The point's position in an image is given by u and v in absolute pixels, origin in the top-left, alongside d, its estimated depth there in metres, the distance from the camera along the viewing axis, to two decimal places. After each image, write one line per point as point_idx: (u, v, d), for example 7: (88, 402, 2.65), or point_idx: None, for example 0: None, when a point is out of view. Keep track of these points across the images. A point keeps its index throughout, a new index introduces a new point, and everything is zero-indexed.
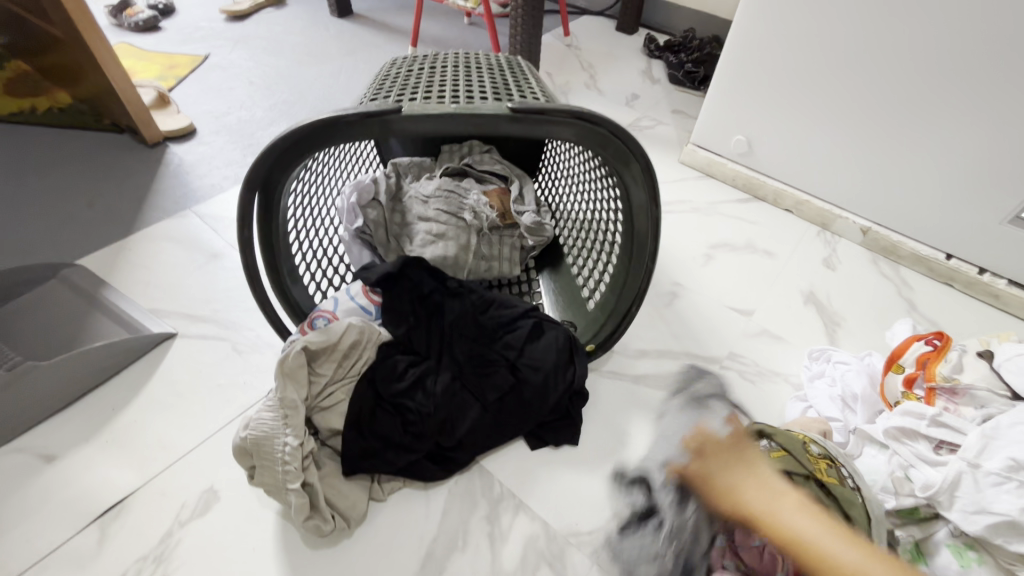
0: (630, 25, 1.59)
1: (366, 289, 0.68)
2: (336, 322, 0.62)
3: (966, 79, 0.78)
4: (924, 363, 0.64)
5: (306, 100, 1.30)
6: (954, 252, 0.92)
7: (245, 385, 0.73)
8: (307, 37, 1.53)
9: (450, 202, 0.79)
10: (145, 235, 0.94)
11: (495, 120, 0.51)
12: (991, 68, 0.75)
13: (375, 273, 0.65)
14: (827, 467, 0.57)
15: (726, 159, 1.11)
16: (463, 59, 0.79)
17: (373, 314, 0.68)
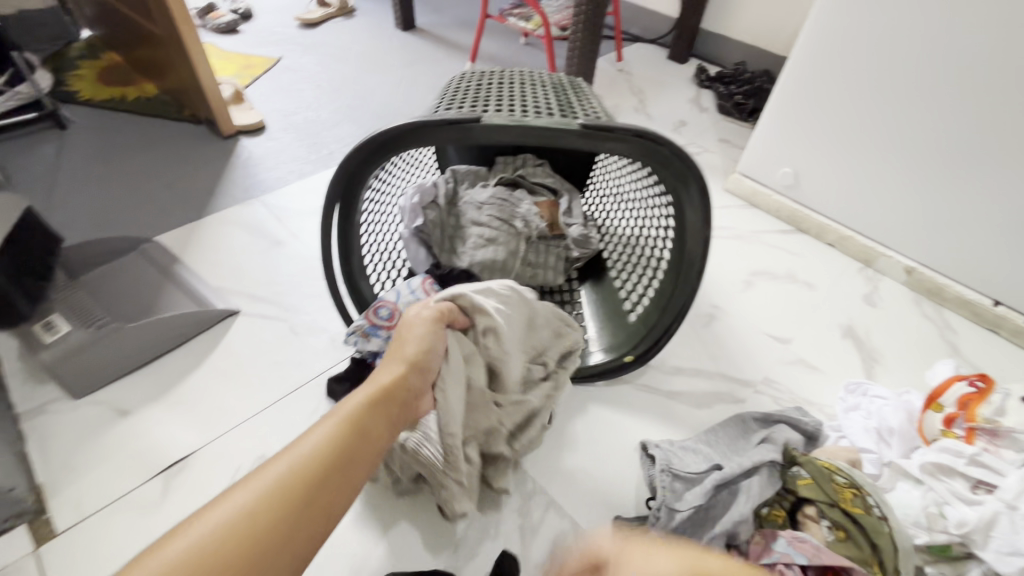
0: (682, 55, 1.63)
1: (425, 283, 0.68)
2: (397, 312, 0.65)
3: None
4: (965, 403, 0.64)
5: (368, 105, 1.37)
6: (1003, 299, 0.92)
7: (300, 364, 0.78)
8: (373, 47, 1.62)
9: (503, 209, 0.83)
10: (216, 219, 1.01)
11: (566, 135, 0.55)
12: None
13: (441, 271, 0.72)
14: (853, 497, 0.58)
15: (771, 190, 1.12)
16: (528, 77, 0.84)
17: None
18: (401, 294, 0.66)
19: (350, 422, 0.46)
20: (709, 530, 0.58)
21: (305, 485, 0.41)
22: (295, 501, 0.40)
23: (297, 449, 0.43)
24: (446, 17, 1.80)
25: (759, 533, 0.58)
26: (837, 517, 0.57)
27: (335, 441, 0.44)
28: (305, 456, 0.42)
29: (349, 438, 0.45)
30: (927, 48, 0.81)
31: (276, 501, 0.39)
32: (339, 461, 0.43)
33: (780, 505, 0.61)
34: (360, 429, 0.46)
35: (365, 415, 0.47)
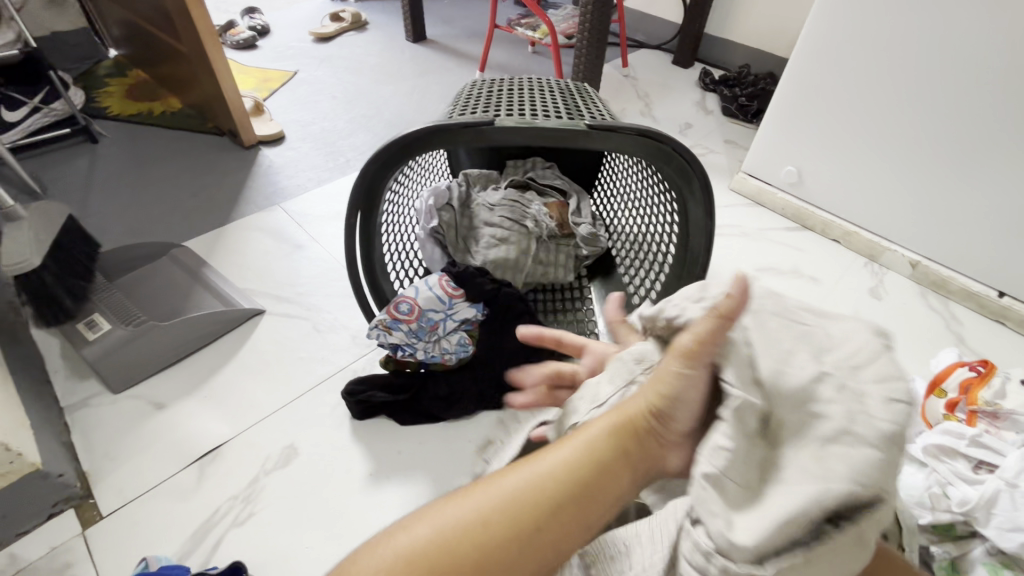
0: (686, 59, 1.66)
1: (443, 281, 0.72)
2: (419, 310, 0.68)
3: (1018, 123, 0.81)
4: (966, 388, 0.66)
5: (382, 114, 1.42)
6: (1007, 290, 0.93)
7: (323, 359, 0.82)
8: (385, 58, 1.68)
9: (514, 210, 0.88)
10: (240, 225, 1.06)
11: (574, 136, 0.59)
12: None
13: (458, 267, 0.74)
14: None
15: (775, 188, 1.15)
16: (536, 83, 0.87)
17: (447, 304, 0.72)
18: (420, 289, 0.71)
19: (588, 458, 0.31)
20: None
21: (515, 531, 0.29)
22: (499, 546, 0.29)
23: (507, 477, 0.31)
24: (455, 28, 1.85)
25: None
26: None
27: (568, 478, 0.31)
28: (519, 483, 0.31)
29: (588, 483, 0.31)
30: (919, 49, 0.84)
31: (482, 549, 0.28)
32: (554, 518, 0.30)
33: None
34: (597, 482, 0.31)
35: (608, 455, 0.32)
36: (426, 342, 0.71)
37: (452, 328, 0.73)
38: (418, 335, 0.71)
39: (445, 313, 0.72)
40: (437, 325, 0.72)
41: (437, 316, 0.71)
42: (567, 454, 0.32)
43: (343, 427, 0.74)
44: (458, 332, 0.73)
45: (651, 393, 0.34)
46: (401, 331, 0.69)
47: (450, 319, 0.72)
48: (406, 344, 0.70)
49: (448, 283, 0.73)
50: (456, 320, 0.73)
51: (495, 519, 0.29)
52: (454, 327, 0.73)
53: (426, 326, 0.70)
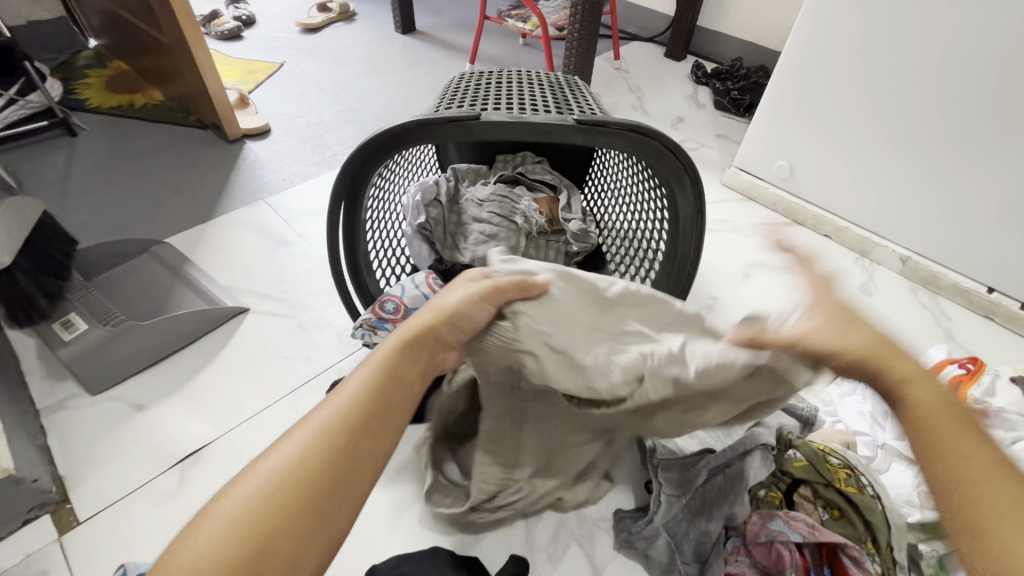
0: (678, 52, 1.65)
1: (429, 278, 0.69)
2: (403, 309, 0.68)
3: (1006, 119, 0.81)
4: (956, 386, 0.65)
5: (370, 107, 1.40)
6: (996, 286, 0.93)
7: (309, 358, 0.80)
8: (374, 50, 1.65)
9: (503, 206, 0.86)
10: (224, 221, 1.04)
11: (563, 131, 0.57)
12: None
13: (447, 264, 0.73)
14: (847, 476, 0.60)
15: (767, 183, 1.14)
16: (526, 76, 0.86)
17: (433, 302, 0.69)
18: (405, 289, 0.69)
19: (378, 370, 0.41)
20: (708, 513, 0.59)
21: (326, 456, 0.36)
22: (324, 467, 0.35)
23: (313, 419, 0.37)
24: (445, 19, 1.82)
25: (756, 513, 0.60)
26: (831, 496, 0.60)
27: (370, 394, 0.39)
28: (322, 424, 0.37)
29: (386, 382, 0.40)
30: (908, 44, 0.84)
31: (306, 480, 0.35)
32: (371, 419, 0.38)
33: (776, 487, 0.62)
34: (391, 382, 0.40)
35: (399, 357, 0.42)
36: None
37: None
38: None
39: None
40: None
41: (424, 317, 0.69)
42: (364, 382, 0.40)
43: None
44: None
45: (433, 313, 0.45)
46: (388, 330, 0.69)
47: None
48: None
49: (435, 282, 0.70)
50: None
51: (319, 446, 0.36)
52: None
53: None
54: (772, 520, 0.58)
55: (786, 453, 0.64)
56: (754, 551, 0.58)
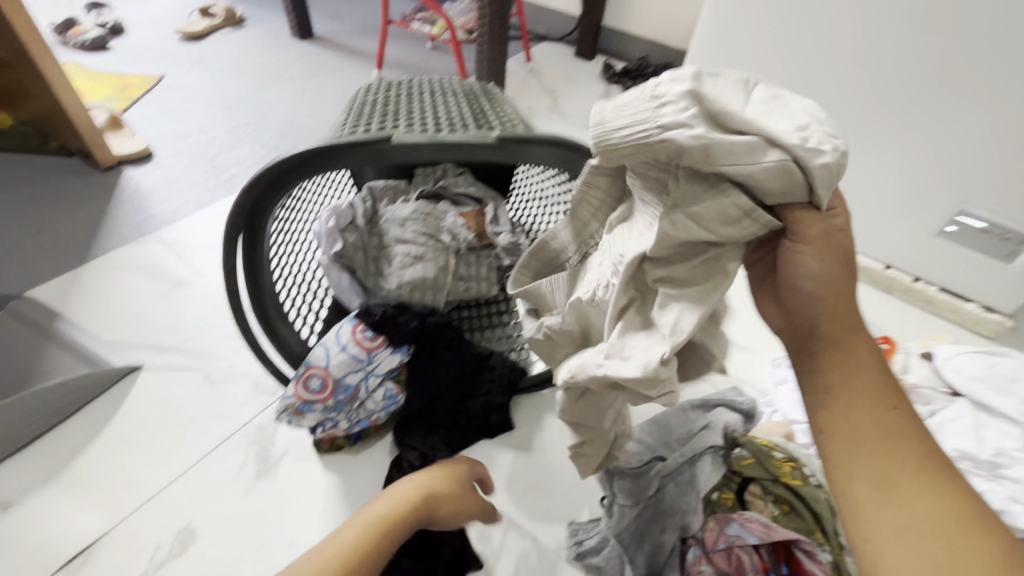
0: (588, 51, 1.66)
1: (357, 336, 0.62)
2: (331, 385, 0.61)
3: (896, 105, 0.83)
4: None
5: (270, 122, 1.28)
6: (891, 262, 1.00)
7: (220, 416, 0.71)
8: (269, 58, 1.52)
9: (427, 224, 0.80)
10: (102, 263, 0.90)
11: (483, 150, 0.53)
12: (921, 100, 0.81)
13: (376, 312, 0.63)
14: (792, 469, 0.62)
15: None
16: (437, 86, 0.81)
17: (365, 362, 0.62)
18: (328, 353, 0.61)
19: (368, 534, 0.47)
20: (662, 523, 0.59)
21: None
22: None
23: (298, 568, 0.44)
24: (346, 23, 1.72)
25: (711, 520, 0.59)
26: (780, 492, 0.61)
27: (352, 551, 0.45)
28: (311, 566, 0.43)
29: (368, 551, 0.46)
30: None
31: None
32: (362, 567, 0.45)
33: (728, 488, 0.63)
34: (378, 549, 0.46)
35: (392, 524, 0.48)
36: (351, 402, 0.64)
37: (375, 385, 0.65)
38: (340, 400, 0.63)
39: (364, 372, 0.63)
40: (356, 385, 0.63)
41: (355, 378, 0.63)
42: (361, 525, 0.47)
43: (250, 495, 0.64)
44: (385, 387, 0.66)
45: (428, 476, 0.54)
46: (316, 411, 0.63)
47: (371, 378, 0.64)
48: (326, 415, 0.64)
49: (363, 335, 0.62)
50: (380, 374, 0.64)
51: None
52: (378, 382, 0.65)
53: (345, 391, 0.63)
54: (729, 526, 0.58)
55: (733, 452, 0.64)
56: (714, 557, 0.57)
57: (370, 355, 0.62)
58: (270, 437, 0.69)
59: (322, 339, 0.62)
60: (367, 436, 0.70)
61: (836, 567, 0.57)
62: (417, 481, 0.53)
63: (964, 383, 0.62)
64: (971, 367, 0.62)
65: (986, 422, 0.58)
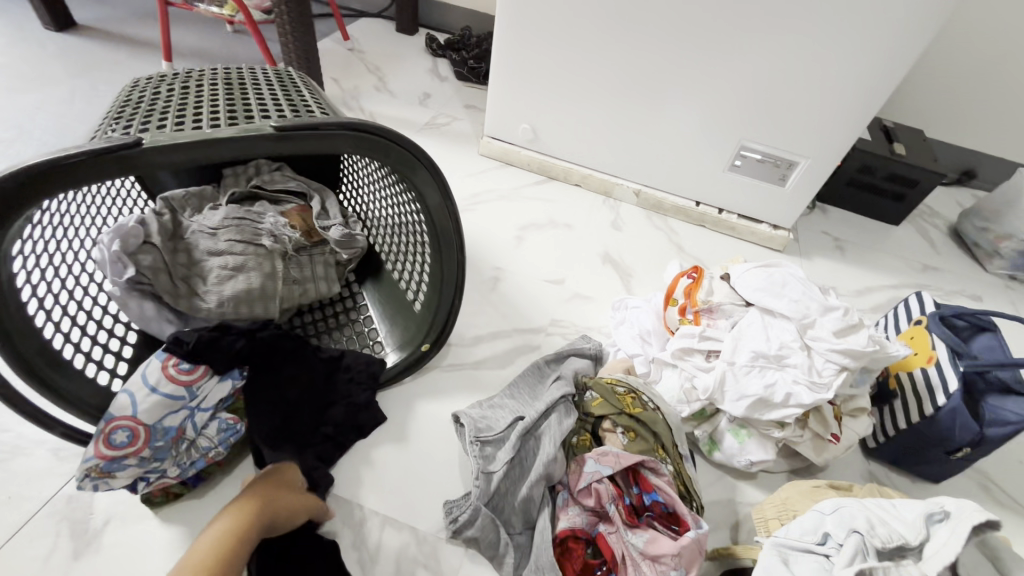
0: (409, 25, 1.61)
1: (170, 371, 0.55)
2: (143, 434, 0.54)
3: (680, 56, 0.92)
4: (688, 293, 0.79)
5: (28, 136, 1.05)
6: (701, 199, 1.13)
7: (12, 499, 0.59)
8: (15, 57, 1.24)
9: (243, 230, 0.74)
10: None
11: (264, 143, 0.49)
12: (699, 53, 0.91)
13: (185, 341, 0.56)
14: (633, 399, 0.69)
15: (518, 146, 1.18)
16: (218, 74, 0.72)
17: (187, 398, 0.56)
18: (136, 398, 0.54)
19: (226, 537, 0.51)
20: (527, 479, 0.62)
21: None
22: None
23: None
24: (117, 8, 1.46)
25: (574, 462, 0.64)
26: (625, 422, 0.67)
27: (218, 550, 0.49)
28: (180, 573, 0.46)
29: (230, 550, 0.50)
30: (587, 9, 0.92)
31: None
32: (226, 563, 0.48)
33: (585, 429, 0.68)
34: (238, 543, 0.51)
35: (246, 526, 0.52)
36: (177, 444, 0.57)
37: (206, 420, 0.59)
38: (162, 445, 0.56)
39: (188, 408, 0.57)
40: (181, 424, 0.57)
41: (177, 417, 0.56)
42: (217, 531, 0.51)
43: None
44: (219, 418, 0.60)
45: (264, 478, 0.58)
46: (129, 467, 0.55)
47: (199, 414, 0.58)
48: (145, 462, 0.56)
49: (176, 369, 0.56)
50: (210, 407, 0.59)
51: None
52: (209, 416, 0.59)
53: (167, 434, 0.56)
54: (587, 463, 0.63)
55: (585, 396, 0.71)
56: (578, 497, 0.61)
57: (191, 388, 0.56)
58: (85, 506, 0.59)
59: (127, 384, 0.55)
60: (208, 477, 0.62)
61: (678, 476, 0.64)
62: (256, 489, 0.56)
63: (752, 295, 0.73)
64: (756, 280, 0.74)
65: (772, 324, 0.71)
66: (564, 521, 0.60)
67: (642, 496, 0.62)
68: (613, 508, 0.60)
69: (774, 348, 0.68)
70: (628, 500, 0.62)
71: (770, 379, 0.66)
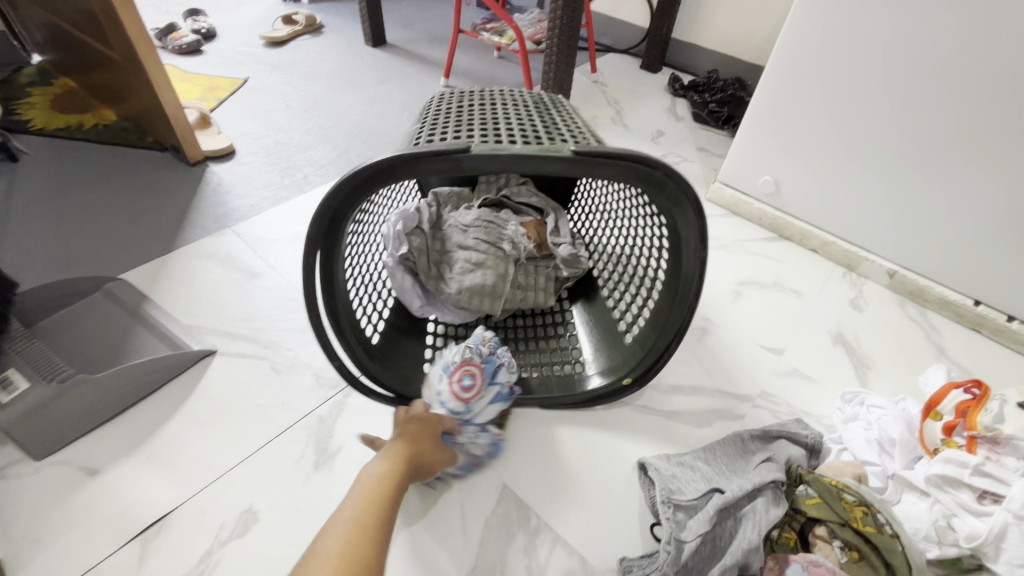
0: (655, 64, 1.64)
1: (454, 391, 0.64)
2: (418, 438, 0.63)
3: (1007, 128, 0.77)
4: (963, 411, 0.64)
5: (341, 125, 1.34)
6: (983, 298, 0.92)
7: (285, 405, 0.74)
8: (344, 65, 1.59)
9: (489, 232, 0.82)
10: (186, 252, 0.96)
11: (558, 164, 0.54)
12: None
13: None
14: (863, 514, 0.58)
15: (752, 198, 1.11)
16: (508, 96, 0.82)
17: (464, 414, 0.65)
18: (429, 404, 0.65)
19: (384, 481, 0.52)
20: (720, 562, 0.56)
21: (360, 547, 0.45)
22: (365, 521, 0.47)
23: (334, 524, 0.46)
24: (416, 32, 1.77)
25: (773, 560, 0.57)
26: (849, 537, 0.57)
27: (378, 491, 0.51)
28: (353, 510, 0.48)
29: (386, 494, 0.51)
30: (888, 64, 0.82)
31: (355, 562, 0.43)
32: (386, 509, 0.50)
33: (790, 527, 0.60)
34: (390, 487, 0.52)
35: (392, 479, 0.53)
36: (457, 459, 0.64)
37: (477, 432, 0.66)
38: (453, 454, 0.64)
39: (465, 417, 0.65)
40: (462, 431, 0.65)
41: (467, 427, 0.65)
42: (362, 488, 0.51)
43: (308, 484, 0.66)
44: (486, 434, 0.67)
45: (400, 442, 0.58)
46: None
47: (468, 427, 0.66)
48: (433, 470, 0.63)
49: (460, 386, 0.65)
50: (478, 422, 0.66)
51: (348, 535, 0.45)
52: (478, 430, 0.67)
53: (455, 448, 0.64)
54: (789, 568, 0.55)
55: (798, 490, 0.62)
56: None
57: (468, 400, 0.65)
58: (329, 430, 0.72)
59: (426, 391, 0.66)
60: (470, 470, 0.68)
61: None
62: (405, 439, 0.59)
63: None
64: None
65: None
66: None
67: None
68: None
69: None
70: None
71: None
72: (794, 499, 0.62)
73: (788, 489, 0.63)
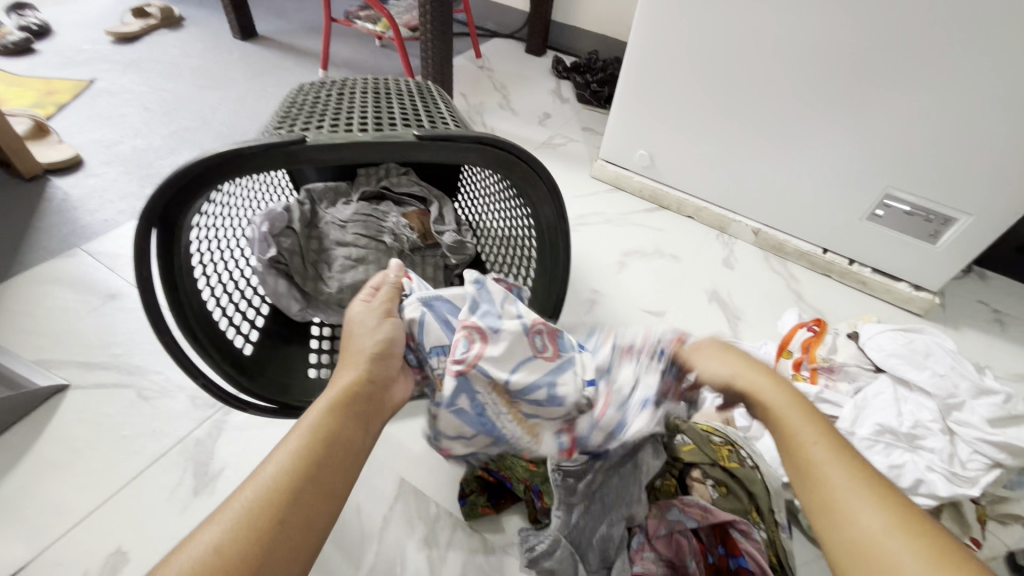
0: (539, 47, 1.67)
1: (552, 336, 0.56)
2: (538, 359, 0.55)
3: (829, 92, 0.86)
4: (807, 347, 0.71)
5: (210, 126, 1.24)
6: (829, 246, 1.03)
7: (155, 433, 0.68)
8: (209, 60, 1.47)
9: (368, 226, 0.81)
10: (25, 279, 0.85)
11: (404, 148, 0.53)
12: (849, 90, 0.84)
13: None
14: (729, 453, 0.64)
15: (632, 172, 1.17)
16: (372, 84, 0.79)
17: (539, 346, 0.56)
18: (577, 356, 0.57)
19: (315, 439, 0.39)
20: (608, 517, 0.59)
21: (252, 556, 0.33)
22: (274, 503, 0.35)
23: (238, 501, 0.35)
24: (290, 22, 1.67)
25: (654, 505, 0.62)
26: (718, 475, 0.62)
27: (303, 459, 0.38)
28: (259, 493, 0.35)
29: (314, 457, 0.38)
30: (728, 38, 0.88)
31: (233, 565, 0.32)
32: (281, 516, 0.35)
33: (670, 474, 0.65)
34: (324, 446, 0.39)
35: (319, 441, 0.39)
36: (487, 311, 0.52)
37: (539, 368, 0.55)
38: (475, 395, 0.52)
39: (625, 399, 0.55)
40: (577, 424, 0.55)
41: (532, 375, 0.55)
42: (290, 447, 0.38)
43: (185, 513, 0.62)
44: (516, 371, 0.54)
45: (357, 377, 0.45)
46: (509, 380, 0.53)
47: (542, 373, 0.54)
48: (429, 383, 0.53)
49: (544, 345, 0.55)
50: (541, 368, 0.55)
51: (211, 566, 0.32)
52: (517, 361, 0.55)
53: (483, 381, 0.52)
54: (669, 511, 0.60)
55: (674, 440, 0.66)
56: (655, 543, 0.59)
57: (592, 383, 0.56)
58: (208, 452, 0.67)
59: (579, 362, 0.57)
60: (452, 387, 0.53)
61: (771, 546, 0.58)
62: (358, 378, 0.45)
63: (885, 360, 0.65)
64: (892, 344, 0.66)
65: (905, 396, 0.62)
66: (637, 565, 0.57)
67: (727, 558, 0.58)
68: (693, 564, 0.57)
69: (906, 425, 0.60)
70: (710, 558, 0.59)
71: (898, 458, 0.58)
72: (672, 448, 0.66)
73: (668, 440, 0.66)
